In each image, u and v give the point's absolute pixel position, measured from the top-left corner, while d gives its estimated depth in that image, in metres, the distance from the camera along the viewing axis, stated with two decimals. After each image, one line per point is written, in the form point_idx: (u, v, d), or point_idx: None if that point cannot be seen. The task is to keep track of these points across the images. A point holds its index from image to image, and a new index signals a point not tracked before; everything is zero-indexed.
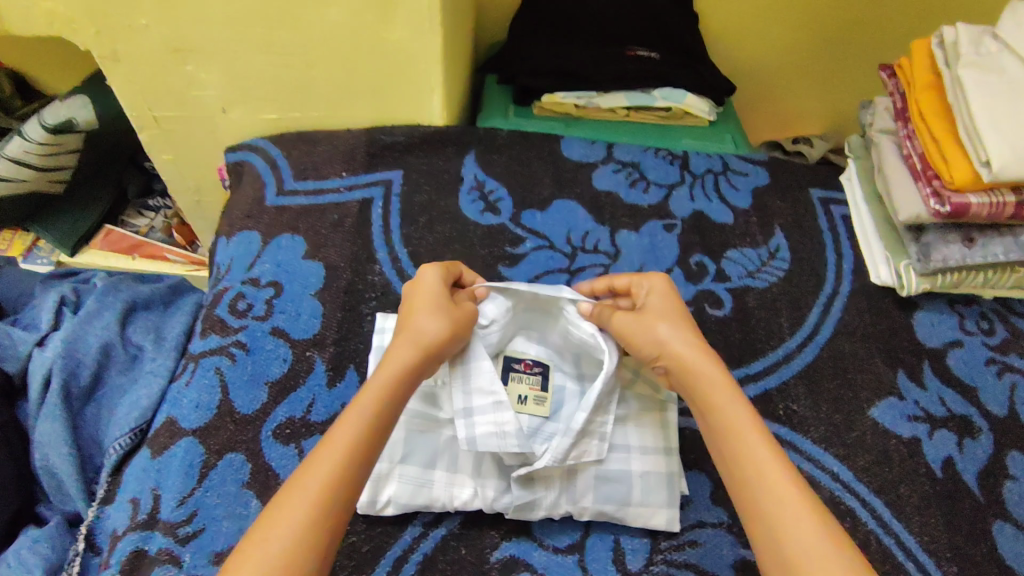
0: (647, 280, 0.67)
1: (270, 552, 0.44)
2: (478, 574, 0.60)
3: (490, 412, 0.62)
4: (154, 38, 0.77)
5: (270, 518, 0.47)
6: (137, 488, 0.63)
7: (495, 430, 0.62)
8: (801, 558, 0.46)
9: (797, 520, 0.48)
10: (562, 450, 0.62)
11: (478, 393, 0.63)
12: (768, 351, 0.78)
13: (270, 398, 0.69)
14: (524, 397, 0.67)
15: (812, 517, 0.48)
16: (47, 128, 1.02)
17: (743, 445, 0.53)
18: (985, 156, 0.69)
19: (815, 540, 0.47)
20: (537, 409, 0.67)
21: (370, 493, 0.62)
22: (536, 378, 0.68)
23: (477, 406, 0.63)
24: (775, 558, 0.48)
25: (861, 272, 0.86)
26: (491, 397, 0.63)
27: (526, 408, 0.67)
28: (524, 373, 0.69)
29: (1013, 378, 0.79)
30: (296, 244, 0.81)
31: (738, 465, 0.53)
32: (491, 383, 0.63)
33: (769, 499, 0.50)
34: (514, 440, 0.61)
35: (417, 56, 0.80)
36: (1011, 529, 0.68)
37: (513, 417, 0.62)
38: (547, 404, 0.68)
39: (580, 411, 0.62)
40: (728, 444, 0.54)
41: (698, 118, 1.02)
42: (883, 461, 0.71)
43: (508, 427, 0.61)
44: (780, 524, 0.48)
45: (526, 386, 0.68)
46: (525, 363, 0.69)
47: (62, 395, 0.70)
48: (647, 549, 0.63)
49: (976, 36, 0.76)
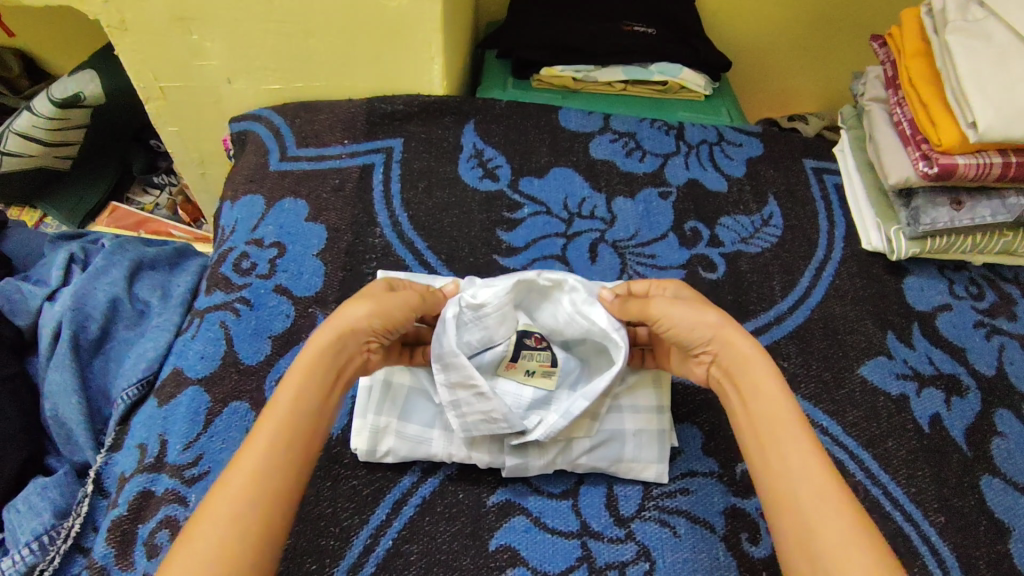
0: (669, 284, 0.67)
1: (193, 557, 0.44)
2: (476, 517, 0.62)
3: (475, 403, 0.62)
4: (160, 8, 0.79)
5: (197, 521, 0.46)
6: (145, 434, 0.65)
7: (486, 419, 0.62)
8: (833, 558, 0.46)
9: (832, 521, 0.48)
10: (555, 429, 0.62)
11: (460, 386, 0.62)
12: (759, 313, 0.80)
13: (273, 351, 0.71)
14: (532, 371, 0.67)
15: (848, 517, 0.48)
16: (55, 102, 1.06)
17: (779, 437, 0.54)
18: (971, 117, 0.71)
19: (851, 541, 0.47)
20: (545, 382, 0.67)
21: (369, 443, 0.64)
22: (547, 353, 0.67)
23: (462, 398, 0.62)
24: (805, 554, 0.48)
25: (853, 240, 0.88)
26: (471, 389, 0.61)
27: (532, 380, 0.67)
28: (535, 349, 0.67)
29: (1001, 340, 0.81)
30: (299, 208, 0.82)
31: (780, 458, 0.53)
32: (469, 376, 0.61)
33: (809, 497, 0.50)
34: (506, 425, 0.62)
35: (417, 24, 0.81)
36: (999, 484, 0.70)
37: (499, 405, 0.61)
38: (555, 378, 0.67)
39: (581, 399, 0.61)
40: (763, 436, 0.54)
41: (694, 92, 1.04)
42: (871, 416, 0.72)
43: (495, 415, 0.61)
44: (813, 522, 0.49)
45: (535, 362, 0.67)
46: (536, 337, 0.68)
47: (72, 345, 0.72)
48: (640, 496, 0.65)
49: (963, 3, 0.77)
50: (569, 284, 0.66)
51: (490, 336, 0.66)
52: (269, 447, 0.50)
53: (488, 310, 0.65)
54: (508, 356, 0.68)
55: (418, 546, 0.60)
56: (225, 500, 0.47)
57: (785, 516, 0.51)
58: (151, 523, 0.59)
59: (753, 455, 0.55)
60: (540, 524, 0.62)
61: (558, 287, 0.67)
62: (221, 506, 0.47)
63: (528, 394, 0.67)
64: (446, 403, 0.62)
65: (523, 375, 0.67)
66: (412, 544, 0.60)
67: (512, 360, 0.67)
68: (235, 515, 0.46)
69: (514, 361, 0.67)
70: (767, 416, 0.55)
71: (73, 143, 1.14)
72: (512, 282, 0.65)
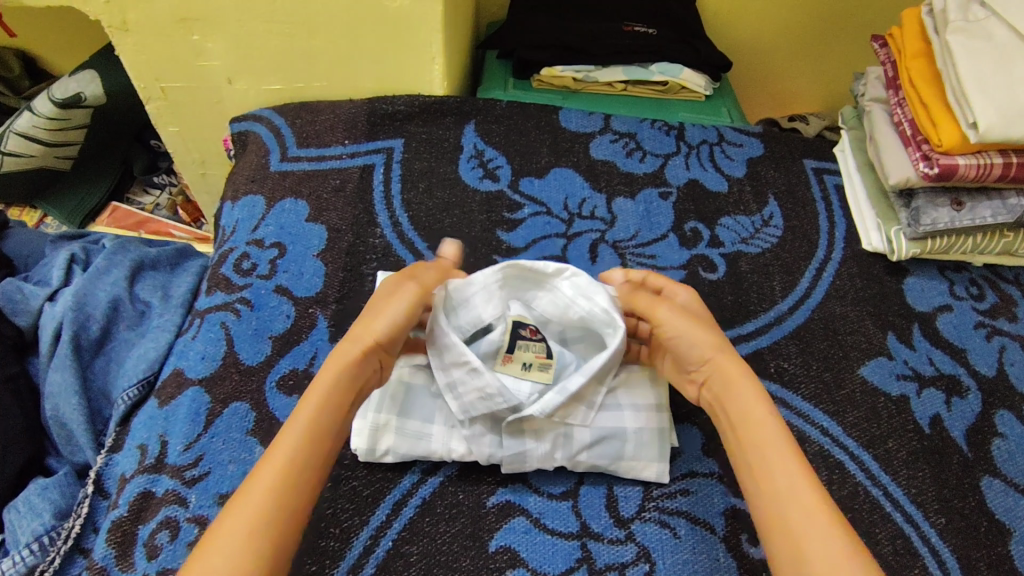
0: (680, 292, 0.68)
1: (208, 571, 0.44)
2: (476, 518, 0.62)
3: (471, 380, 0.63)
4: (161, 8, 0.79)
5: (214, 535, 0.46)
6: (146, 435, 0.65)
7: (481, 396, 0.63)
8: None
9: (823, 540, 0.48)
10: (551, 405, 0.62)
11: (455, 366, 0.64)
12: (759, 314, 0.80)
13: (273, 351, 0.71)
14: (529, 364, 0.67)
15: (838, 535, 0.48)
16: (56, 102, 1.06)
17: (768, 458, 0.54)
18: (972, 118, 0.71)
19: (841, 560, 0.46)
20: (541, 375, 0.67)
21: (368, 442, 0.63)
22: (543, 344, 0.67)
23: (457, 377, 0.64)
24: (797, 575, 0.48)
25: (853, 240, 0.88)
26: (464, 366, 0.63)
27: (530, 375, 0.67)
28: (531, 340, 0.67)
29: (1002, 341, 0.81)
30: (299, 208, 0.83)
31: (768, 479, 0.53)
32: (461, 353, 0.63)
33: (799, 518, 0.50)
34: (502, 400, 0.62)
35: (418, 24, 0.82)
36: (999, 485, 0.70)
37: (492, 380, 0.62)
38: (551, 370, 0.66)
39: (578, 375, 0.63)
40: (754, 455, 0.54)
41: (695, 93, 1.04)
42: (871, 417, 0.72)
43: (490, 389, 0.62)
44: (804, 543, 0.48)
45: (532, 353, 0.66)
46: (531, 329, 0.67)
47: (73, 346, 0.72)
48: (640, 496, 0.65)
49: (964, 3, 0.77)
50: (569, 270, 0.67)
51: (478, 317, 0.67)
52: (288, 462, 0.50)
53: (475, 288, 0.67)
54: (504, 348, 0.67)
55: (418, 547, 0.60)
56: (242, 515, 0.47)
57: (777, 538, 0.50)
58: (152, 523, 0.59)
59: (743, 477, 0.55)
60: (540, 526, 0.62)
61: (557, 275, 0.68)
62: (234, 523, 0.47)
63: (526, 388, 0.67)
64: (445, 385, 0.65)
65: (521, 369, 0.67)
66: (412, 545, 0.60)
67: (509, 352, 0.67)
68: (248, 530, 0.46)
69: (510, 353, 0.67)
70: (758, 436, 0.55)
71: (74, 143, 1.14)
72: (503, 265, 0.66)
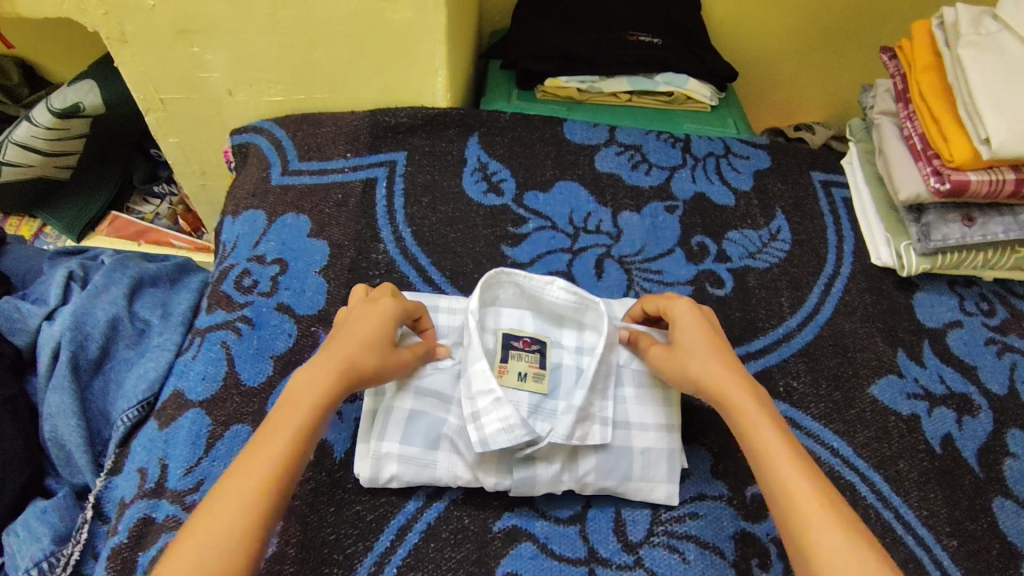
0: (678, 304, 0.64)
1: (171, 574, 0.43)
2: (480, 543, 0.61)
3: (494, 411, 0.61)
4: (162, 20, 0.78)
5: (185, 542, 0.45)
6: (145, 458, 0.64)
7: (504, 427, 0.60)
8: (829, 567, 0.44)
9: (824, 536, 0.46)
10: (564, 431, 0.61)
11: (478, 395, 0.62)
12: (768, 330, 0.79)
13: (275, 371, 0.70)
14: (524, 374, 0.66)
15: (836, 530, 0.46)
16: (54, 112, 1.04)
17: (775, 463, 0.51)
18: (984, 134, 0.69)
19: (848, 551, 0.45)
20: (537, 385, 0.66)
21: (372, 470, 0.62)
22: (536, 355, 0.68)
23: (480, 407, 0.61)
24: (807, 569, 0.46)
25: (862, 253, 0.87)
26: (489, 395, 0.61)
27: (526, 385, 0.66)
28: (524, 351, 0.68)
29: (1013, 358, 0.80)
30: (301, 223, 0.81)
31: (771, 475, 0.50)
32: (488, 382, 0.62)
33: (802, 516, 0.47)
34: (524, 432, 0.60)
35: (422, 36, 0.80)
36: (1012, 506, 0.68)
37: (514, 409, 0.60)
38: (546, 380, 0.67)
39: (580, 390, 0.63)
40: (755, 461, 0.52)
41: (700, 103, 1.03)
42: (882, 437, 0.71)
43: (513, 420, 0.60)
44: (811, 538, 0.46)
45: (525, 363, 0.67)
46: (524, 341, 0.68)
47: (71, 367, 0.71)
48: (648, 520, 0.64)
49: (975, 16, 0.76)
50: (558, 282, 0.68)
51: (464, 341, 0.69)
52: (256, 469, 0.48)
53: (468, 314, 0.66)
54: (498, 359, 0.67)
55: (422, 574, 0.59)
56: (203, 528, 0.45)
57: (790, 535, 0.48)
58: (151, 551, 0.58)
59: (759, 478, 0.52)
60: (546, 551, 0.61)
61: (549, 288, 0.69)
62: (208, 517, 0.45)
63: (524, 399, 0.66)
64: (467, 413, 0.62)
65: (517, 380, 0.66)
66: (416, 572, 0.59)
67: (502, 362, 0.67)
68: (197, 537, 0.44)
69: (504, 363, 0.67)
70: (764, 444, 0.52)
71: (73, 153, 1.12)
72: (490, 275, 0.68)
